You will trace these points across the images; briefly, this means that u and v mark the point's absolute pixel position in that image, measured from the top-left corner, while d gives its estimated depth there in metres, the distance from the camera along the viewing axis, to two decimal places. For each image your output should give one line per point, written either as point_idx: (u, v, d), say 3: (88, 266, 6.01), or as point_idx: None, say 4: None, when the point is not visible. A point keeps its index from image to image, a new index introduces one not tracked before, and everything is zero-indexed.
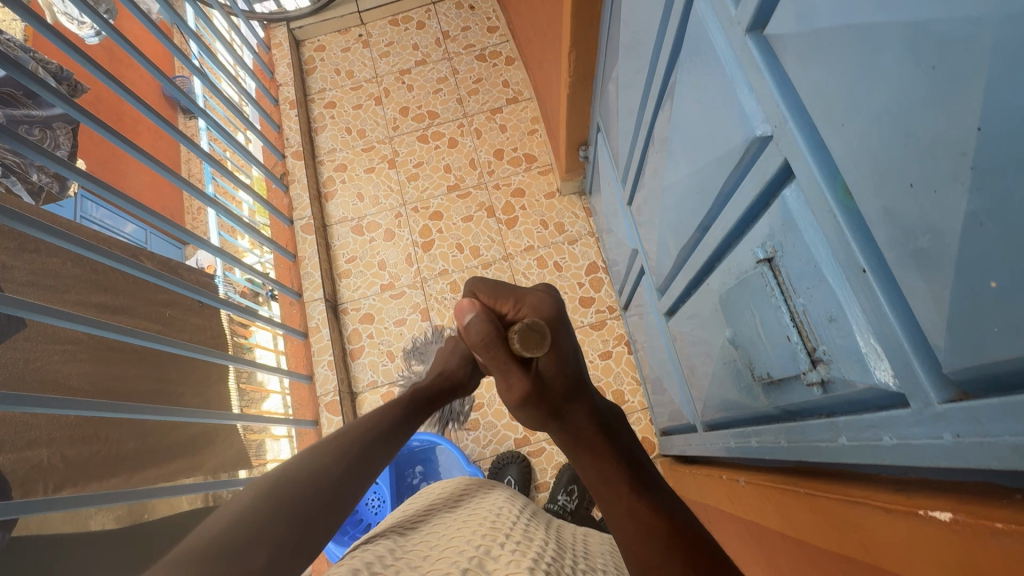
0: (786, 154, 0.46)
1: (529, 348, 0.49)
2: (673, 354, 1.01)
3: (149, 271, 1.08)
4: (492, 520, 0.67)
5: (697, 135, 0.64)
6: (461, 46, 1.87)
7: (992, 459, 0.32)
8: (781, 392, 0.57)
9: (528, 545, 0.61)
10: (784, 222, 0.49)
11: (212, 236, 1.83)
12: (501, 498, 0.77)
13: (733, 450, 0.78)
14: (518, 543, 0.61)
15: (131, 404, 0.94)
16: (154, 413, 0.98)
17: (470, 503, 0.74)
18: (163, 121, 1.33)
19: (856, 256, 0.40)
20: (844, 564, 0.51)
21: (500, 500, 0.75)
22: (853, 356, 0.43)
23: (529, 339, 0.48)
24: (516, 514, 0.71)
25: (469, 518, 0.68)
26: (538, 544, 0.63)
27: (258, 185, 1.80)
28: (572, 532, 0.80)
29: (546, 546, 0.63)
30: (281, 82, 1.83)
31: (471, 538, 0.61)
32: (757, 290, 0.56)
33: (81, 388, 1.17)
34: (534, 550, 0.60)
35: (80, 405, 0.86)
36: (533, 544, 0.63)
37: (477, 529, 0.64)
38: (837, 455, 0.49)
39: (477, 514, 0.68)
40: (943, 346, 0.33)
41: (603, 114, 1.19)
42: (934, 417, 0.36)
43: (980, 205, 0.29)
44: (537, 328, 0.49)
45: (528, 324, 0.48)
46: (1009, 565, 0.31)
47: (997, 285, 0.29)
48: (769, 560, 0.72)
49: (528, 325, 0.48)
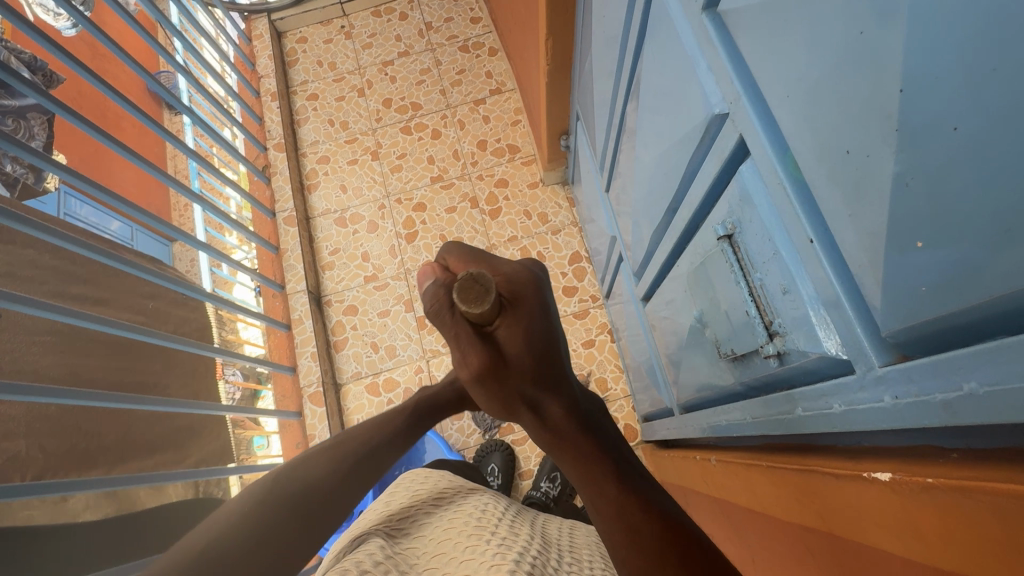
0: (740, 130, 0.46)
1: (471, 301, 0.44)
2: (651, 341, 1.01)
3: (127, 264, 1.08)
4: (478, 517, 0.69)
5: (664, 116, 0.65)
6: (444, 37, 1.87)
7: (926, 418, 0.33)
8: (745, 368, 0.58)
9: (512, 542, 0.63)
10: (742, 198, 0.49)
11: (199, 233, 1.80)
12: (485, 493, 0.78)
13: (707, 430, 0.79)
14: (502, 540, 0.63)
15: (109, 393, 0.95)
16: (133, 401, 0.99)
17: (456, 496, 0.75)
18: (146, 117, 1.32)
19: (804, 226, 0.40)
20: (803, 534, 0.52)
21: (486, 494, 0.76)
22: (804, 327, 0.44)
23: (469, 291, 0.44)
24: (501, 510, 0.72)
25: (455, 516, 0.69)
26: (525, 542, 0.65)
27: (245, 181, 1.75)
28: (557, 526, 0.78)
29: (531, 543, 0.65)
30: (263, 74, 1.84)
31: (458, 541, 0.64)
32: (719, 268, 0.56)
33: (61, 378, 1.17)
34: (519, 547, 0.62)
35: (56, 392, 0.86)
36: (518, 540, 0.64)
37: (464, 528, 0.66)
38: (796, 427, 0.50)
39: (464, 510, 0.70)
40: (881, 310, 0.34)
41: (582, 102, 1.19)
42: (875, 381, 0.37)
43: (904, 167, 0.29)
44: (480, 281, 0.43)
45: (468, 275, 0.43)
46: (942, 519, 0.32)
47: (922, 246, 0.29)
48: (740, 537, 0.73)
49: (469, 276, 0.43)
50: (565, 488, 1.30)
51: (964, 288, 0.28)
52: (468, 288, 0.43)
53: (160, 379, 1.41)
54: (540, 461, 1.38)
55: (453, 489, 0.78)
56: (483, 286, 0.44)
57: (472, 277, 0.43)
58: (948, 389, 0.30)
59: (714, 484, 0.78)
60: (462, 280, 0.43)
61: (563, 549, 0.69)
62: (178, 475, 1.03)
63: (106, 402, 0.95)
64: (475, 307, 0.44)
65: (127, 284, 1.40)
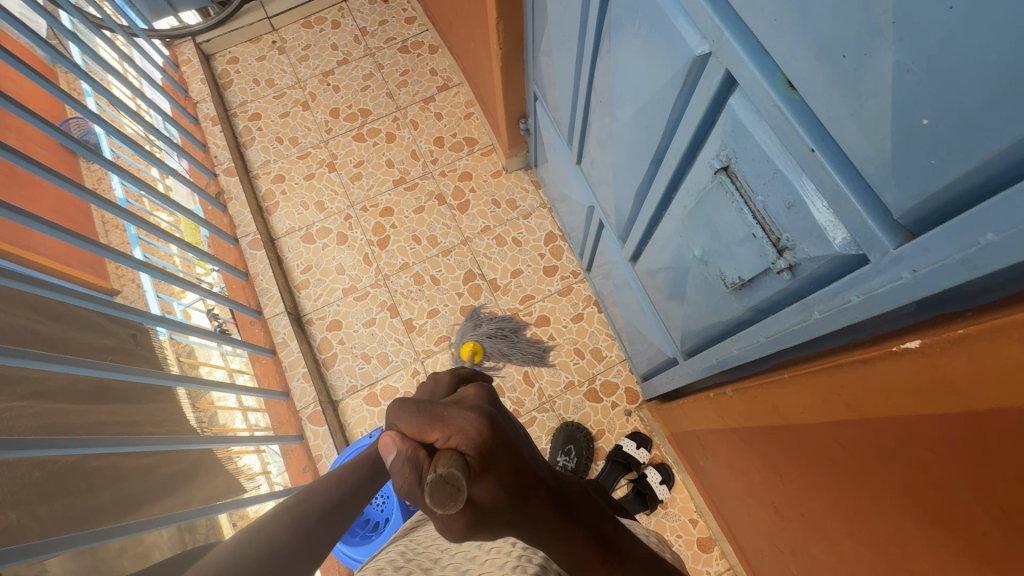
0: (726, 64, 0.49)
1: (442, 502, 0.35)
2: (645, 298, 1.05)
3: (94, 300, 1.03)
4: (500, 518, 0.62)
5: (637, 73, 0.68)
6: (382, 41, 1.86)
7: (945, 280, 0.37)
8: (752, 292, 0.62)
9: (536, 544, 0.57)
10: (734, 130, 0.53)
11: (136, 254, 1.57)
12: None
13: (714, 367, 0.83)
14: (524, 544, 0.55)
15: (101, 436, 0.90)
16: (129, 443, 0.94)
17: None
18: (80, 146, 1.18)
19: (803, 138, 0.44)
20: (832, 431, 0.57)
21: None
22: (813, 234, 0.48)
23: (442, 493, 0.35)
24: None
25: None
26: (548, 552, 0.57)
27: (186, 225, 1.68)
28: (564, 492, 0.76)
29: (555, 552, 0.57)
30: (198, 99, 1.78)
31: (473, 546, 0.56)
32: (717, 201, 0.60)
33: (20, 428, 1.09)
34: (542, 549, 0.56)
35: (51, 444, 0.82)
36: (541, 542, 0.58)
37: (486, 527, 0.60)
38: (811, 331, 0.54)
39: None
40: (893, 193, 0.38)
41: (539, 82, 1.22)
42: (891, 263, 0.41)
43: (904, 55, 0.33)
44: (451, 480, 0.35)
45: (439, 474, 0.35)
46: (973, 367, 0.37)
47: (928, 121, 0.33)
48: (765, 457, 0.78)
49: (440, 475, 0.35)
50: (581, 459, 1.32)
51: (971, 149, 0.31)
52: (439, 491, 0.35)
53: (137, 429, 1.29)
54: (552, 437, 1.37)
55: None
56: (456, 482, 0.35)
57: (442, 475, 0.35)
58: (964, 247, 0.34)
59: (731, 414, 0.84)
60: (431, 481, 0.35)
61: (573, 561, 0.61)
62: (190, 515, 0.99)
63: (96, 447, 0.89)
64: (448, 507, 0.35)
65: (83, 339, 1.33)
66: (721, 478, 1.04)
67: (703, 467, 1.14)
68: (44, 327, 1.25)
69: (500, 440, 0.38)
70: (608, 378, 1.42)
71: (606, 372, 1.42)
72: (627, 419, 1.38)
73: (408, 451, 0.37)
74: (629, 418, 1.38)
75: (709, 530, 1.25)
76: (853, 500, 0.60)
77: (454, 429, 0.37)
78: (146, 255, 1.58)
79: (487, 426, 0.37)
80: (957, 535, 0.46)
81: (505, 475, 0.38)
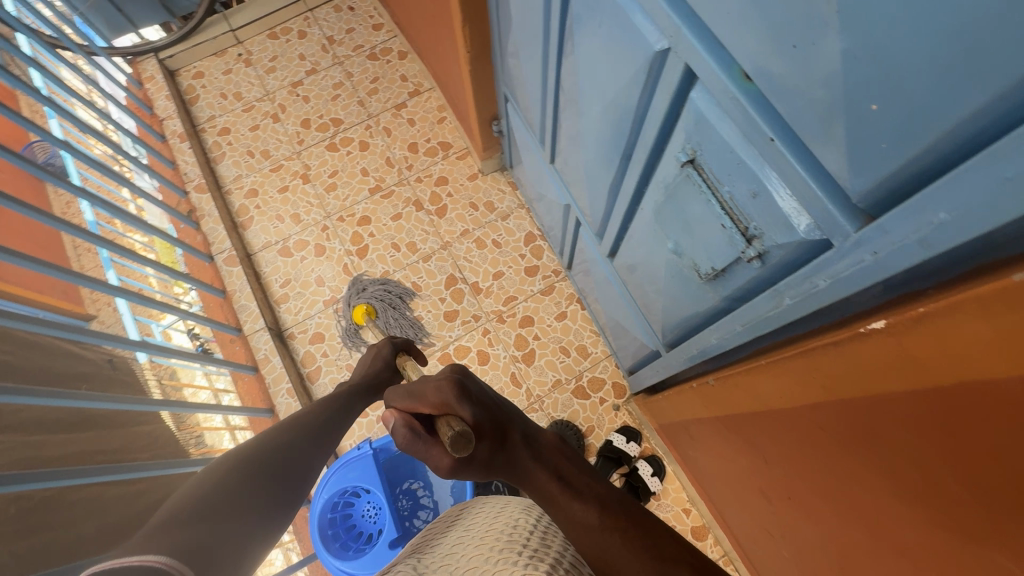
0: (685, 58, 0.50)
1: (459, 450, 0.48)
2: (625, 293, 1.06)
3: (68, 329, 1.00)
4: (509, 530, 0.54)
5: (602, 69, 0.69)
6: (350, 48, 1.84)
7: (905, 260, 0.38)
8: (725, 281, 0.63)
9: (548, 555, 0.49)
10: (696, 123, 0.53)
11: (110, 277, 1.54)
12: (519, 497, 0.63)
13: (695, 357, 0.84)
14: (534, 554, 0.49)
15: (81, 466, 0.87)
16: (111, 472, 0.92)
17: (485, 513, 0.61)
18: (44, 172, 1.15)
19: (763, 128, 0.45)
20: (812, 413, 0.58)
21: (513, 498, 0.62)
22: (778, 221, 0.49)
23: (458, 444, 0.48)
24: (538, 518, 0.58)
25: (484, 531, 0.56)
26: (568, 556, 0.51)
27: (161, 245, 1.66)
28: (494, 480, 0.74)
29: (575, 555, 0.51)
30: (164, 116, 1.76)
31: (484, 556, 0.51)
32: (685, 193, 0.61)
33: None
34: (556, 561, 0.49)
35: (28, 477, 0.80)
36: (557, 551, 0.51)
37: (493, 544, 0.52)
38: (784, 317, 0.55)
39: (494, 521, 0.57)
40: (850, 178, 0.39)
41: (508, 84, 1.22)
42: (853, 246, 0.41)
43: (851, 43, 0.33)
44: (462, 434, 0.48)
45: (455, 432, 0.48)
46: (937, 343, 0.38)
47: (878, 107, 0.34)
48: (750, 443, 0.79)
49: (455, 433, 0.48)
50: None
51: (920, 131, 0.32)
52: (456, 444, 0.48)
53: (118, 457, 1.25)
54: None
55: (486, 504, 0.64)
56: (466, 436, 0.48)
57: (458, 432, 0.48)
58: (919, 227, 0.35)
59: (715, 402, 0.85)
60: (450, 438, 0.48)
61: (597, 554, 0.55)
62: None
63: (77, 479, 0.87)
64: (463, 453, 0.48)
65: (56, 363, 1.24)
66: (709, 466, 1.06)
67: (691, 456, 1.15)
68: (18, 358, 1.16)
69: (471, 396, 0.53)
70: (595, 374, 1.42)
71: (592, 368, 1.43)
72: (616, 414, 1.39)
73: (404, 418, 0.54)
74: (618, 413, 1.39)
75: (702, 519, 1.27)
76: (836, 479, 0.61)
77: (436, 390, 0.53)
78: (120, 279, 1.54)
79: (460, 388, 0.53)
80: (934, 508, 0.47)
81: (477, 417, 0.52)
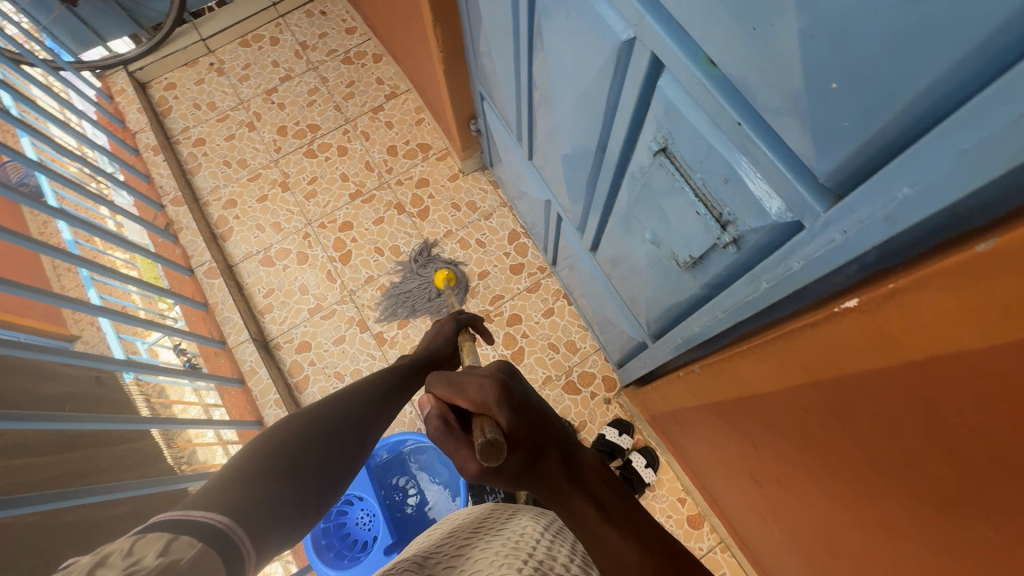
0: (651, 46, 0.50)
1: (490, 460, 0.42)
2: (610, 286, 1.06)
3: (49, 351, 0.97)
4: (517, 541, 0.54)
5: (572, 62, 0.68)
6: (324, 53, 1.83)
7: (873, 237, 0.38)
8: (704, 268, 0.63)
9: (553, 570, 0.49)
10: (666, 111, 0.53)
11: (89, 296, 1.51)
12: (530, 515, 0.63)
13: (680, 346, 0.84)
14: (540, 565, 0.49)
15: (69, 488, 0.85)
16: (98, 492, 0.89)
17: (495, 522, 0.61)
18: (15, 191, 1.12)
19: (730, 112, 0.45)
20: (794, 395, 0.58)
21: (525, 514, 0.62)
22: (750, 206, 0.49)
23: (488, 452, 0.41)
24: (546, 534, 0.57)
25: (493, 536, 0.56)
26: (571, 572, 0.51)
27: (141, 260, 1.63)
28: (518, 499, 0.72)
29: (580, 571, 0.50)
30: (137, 129, 1.73)
31: (488, 557, 0.50)
32: (660, 182, 0.61)
33: None
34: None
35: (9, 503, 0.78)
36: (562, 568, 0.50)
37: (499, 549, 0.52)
38: (762, 301, 0.55)
39: (505, 531, 0.57)
40: (816, 158, 0.39)
41: (483, 82, 1.22)
42: (824, 227, 0.42)
43: (807, 22, 0.33)
44: (495, 443, 0.41)
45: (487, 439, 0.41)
46: (910, 318, 0.38)
47: (838, 85, 0.34)
48: (739, 429, 0.80)
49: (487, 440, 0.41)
50: None
51: (879, 107, 0.32)
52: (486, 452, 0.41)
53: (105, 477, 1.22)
54: None
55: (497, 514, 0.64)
56: (499, 445, 0.42)
57: (490, 440, 0.41)
58: (885, 203, 0.35)
59: (702, 390, 0.85)
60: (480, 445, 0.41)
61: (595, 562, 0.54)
62: None
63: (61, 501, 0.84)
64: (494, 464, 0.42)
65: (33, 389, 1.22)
66: (702, 455, 1.06)
67: (684, 445, 1.16)
68: None
69: (514, 397, 0.46)
70: (585, 369, 1.42)
71: (582, 363, 1.43)
72: (607, 408, 1.39)
73: (440, 407, 0.49)
74: (609, 406, 1.39)
75: (697, 507, 1.27)
76: (821, 460, 0.61)
77: (475, 386, 0.48)
78: (101, 297, 1.51)
79: (503, 388, 0.47)
80: (916, 483, 0.47)
81: (514, 424, 0.45)
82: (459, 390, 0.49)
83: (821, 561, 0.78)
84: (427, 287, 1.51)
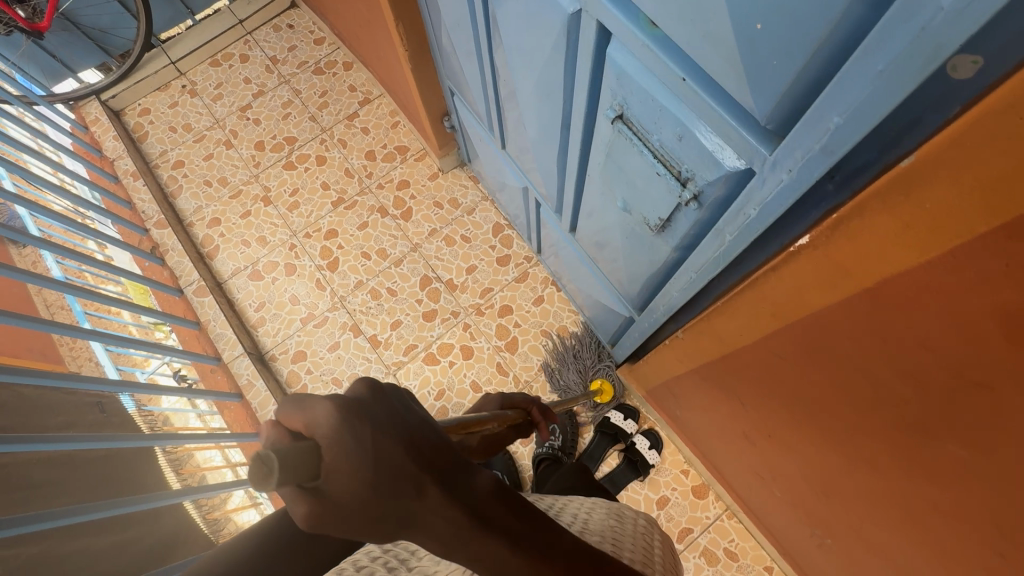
0: (596, 15, 0.51)
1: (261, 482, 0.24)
2: (593, 264, 1.08)
3: (30, 375, 0.96)
4: None
5: (527, 43, 0.70)
6: (294, 66, 1.84)
7: (814, 171, 0.39)
8: (674, 230, 0.64)
9: None
10: (617, 77, 0.55)
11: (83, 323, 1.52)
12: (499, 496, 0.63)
13: (662, 315, 0.85)
14: None
15: (45, 510, 0.81)
16: (105, 507, 0.90)
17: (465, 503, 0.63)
18: None
19: (674, 69, 0.46)
20: (770, 344, 0.60)
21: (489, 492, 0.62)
22: (704, 160, 0.50)
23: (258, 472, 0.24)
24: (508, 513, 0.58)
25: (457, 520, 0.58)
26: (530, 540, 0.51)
27: (133, 289, 1.65)
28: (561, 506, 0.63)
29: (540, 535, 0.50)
30: (115, 157, 1.74)
31: None
32: (622, 149, 0.62)
33: None
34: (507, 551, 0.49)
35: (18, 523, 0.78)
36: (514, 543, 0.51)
37: None
38: (728, 255, 0.56)
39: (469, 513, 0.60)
40: (754, 102, 0.40)
41: (450, 76, 1.22)
42: (771, 168, 0.43)
43: None
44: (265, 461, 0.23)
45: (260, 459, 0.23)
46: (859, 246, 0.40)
47: (762, 25, 0.35)
48: (727, 389, 0.81)
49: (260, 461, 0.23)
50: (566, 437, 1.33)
51: (803, 39, 0.34)
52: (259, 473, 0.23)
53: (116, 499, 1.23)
54: None
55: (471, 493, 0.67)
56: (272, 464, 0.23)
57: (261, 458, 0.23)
58: (820, 136, 0.37)
59: (689, 356, 0.86)
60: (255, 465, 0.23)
61: (606, 529, 0.53)
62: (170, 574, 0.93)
63: (75, 517, 0.86)
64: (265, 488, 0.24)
65: (38, 419, 1.22)
66: (697, 423, 1.07)
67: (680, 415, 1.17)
68: None
69: (372, 425, 0.26)
70: None
71: None
72: None
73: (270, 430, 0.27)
74: None
75: (701, 478, 1.28)
76: (803, 405, 0.63)
77: (312, 407, 0.26)
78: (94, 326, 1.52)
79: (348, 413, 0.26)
80: (889, 411, 0.48)
81: (362, 467, 0.25)
82: (292, 411, 0.26)
83: (819, 511, 0.79)
84: (588, 368, 1.39)
